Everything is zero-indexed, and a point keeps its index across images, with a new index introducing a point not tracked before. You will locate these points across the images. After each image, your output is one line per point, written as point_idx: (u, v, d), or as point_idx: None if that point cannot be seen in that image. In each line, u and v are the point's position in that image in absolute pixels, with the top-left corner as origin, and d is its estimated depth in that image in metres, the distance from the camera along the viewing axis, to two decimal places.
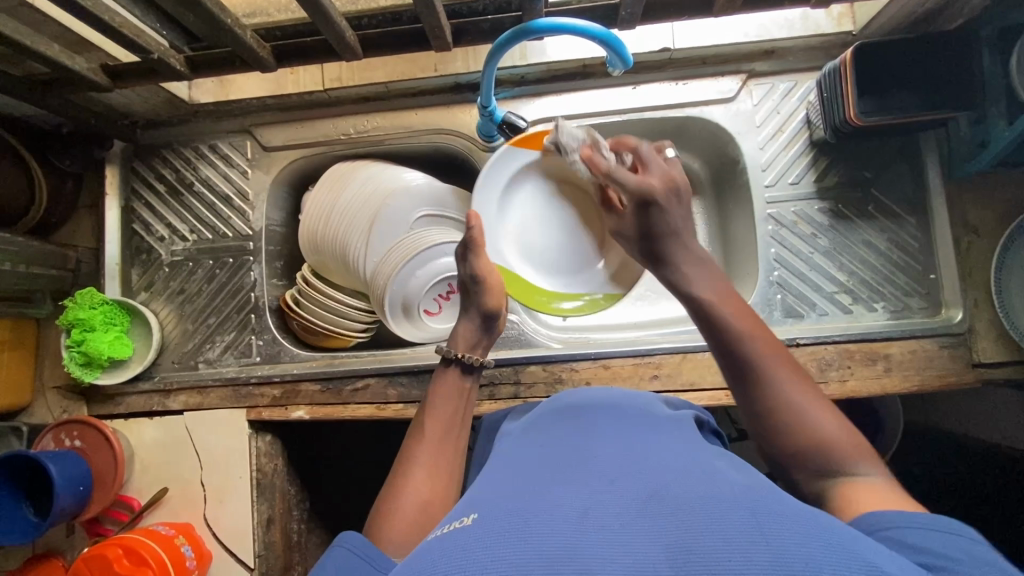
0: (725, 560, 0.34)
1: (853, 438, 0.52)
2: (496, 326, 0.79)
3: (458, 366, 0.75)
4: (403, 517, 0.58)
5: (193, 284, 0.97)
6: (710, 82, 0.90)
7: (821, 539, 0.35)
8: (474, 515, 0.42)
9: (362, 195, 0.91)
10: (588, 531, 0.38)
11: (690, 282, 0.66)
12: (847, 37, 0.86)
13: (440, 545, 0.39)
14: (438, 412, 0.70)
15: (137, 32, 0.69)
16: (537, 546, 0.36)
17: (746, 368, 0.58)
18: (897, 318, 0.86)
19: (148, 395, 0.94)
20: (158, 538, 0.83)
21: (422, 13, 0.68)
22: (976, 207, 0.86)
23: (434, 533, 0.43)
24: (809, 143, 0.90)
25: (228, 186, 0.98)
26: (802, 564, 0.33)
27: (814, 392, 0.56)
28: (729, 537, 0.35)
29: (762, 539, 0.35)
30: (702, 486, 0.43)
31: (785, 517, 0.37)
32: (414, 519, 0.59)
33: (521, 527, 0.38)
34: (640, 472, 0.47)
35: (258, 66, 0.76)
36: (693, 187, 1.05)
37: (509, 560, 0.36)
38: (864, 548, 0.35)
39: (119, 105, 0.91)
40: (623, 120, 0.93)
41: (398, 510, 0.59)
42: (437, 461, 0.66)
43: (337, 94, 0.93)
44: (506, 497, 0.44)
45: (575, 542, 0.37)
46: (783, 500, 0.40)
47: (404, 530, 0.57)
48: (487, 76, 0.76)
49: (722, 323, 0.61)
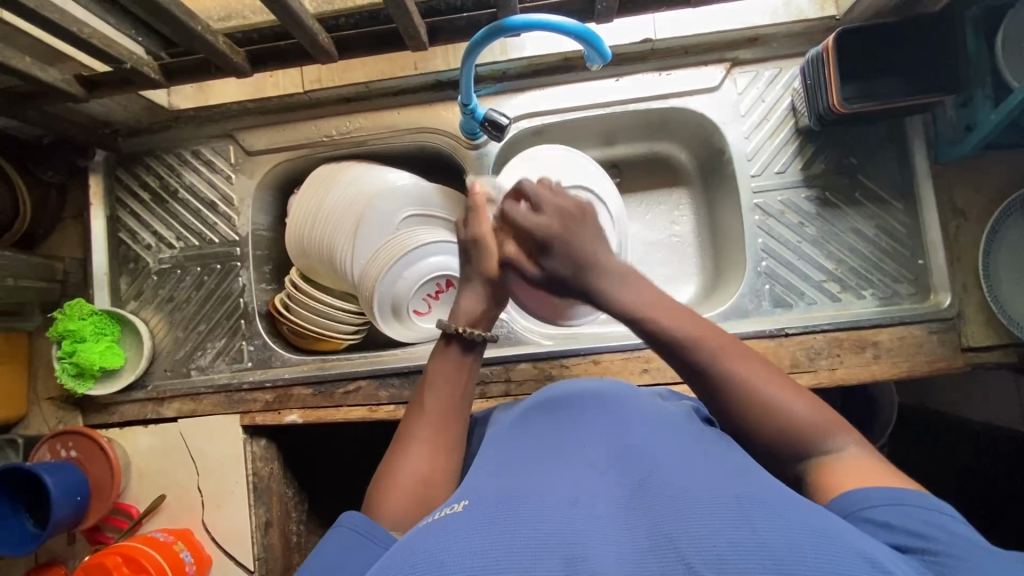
0: (712, 546, 0.34)
1: (825, 416, 0.51)
2: (498, 295, 0.71)
3: (459, 343, 0.69)
4: (401, 493, 0.58)
5: (182, 291, 0.97)
6: (694, 72, 0.89)
7: (803, 521, 0.36)
8: (465, 502, 0.42)
9: (347, 197, 0.91)
10: (580, 519, 0.38)
11: (622, 291, 0.60)
12: (831, 22, 0.85)
13: (429, 532, 0.39)
14: (437, 389, 0.67)
15: (109, 42, 0.69)
16: (527, 537, 0.36)
17: (707, 373, 0.55)
18: (885, 305, 0.86)
19: (142, 404, 0.95)
20: (156, 545, 0.84)
21: (395, 14, 0.67)
22: (964, 191, 0.85)
23: (425, 520, 0.43)
24: (795, 130, 0.89)
25: (212, 192, 0.97)
26: (786, 550, 0.33)
27: (786, 382, 0.53)
28: (716, 524, 0.35)
29: (747, 525, 0.35)
30: (691, 472, 0.43)
31: (769, 505, 0.37)
32: (411, 495, 0.58)
33: (509, 513, 0.39)
34: (628, 459, 0.47)
35: (233, 72, 0.76)
36: (681, 177, 1.04)
37: (501, 543, 0.36)
38: (847, 533, 0.36)
39: (99, 114, 0.90)
40: (607, 112, 0.92)
41: (395, 487, 0.58)
42: (433, 439, 0.64)
43: (317, 96, 0.93)
44: (493, 485, 0.44)
45: (564, 531, 0.37)
46: (772, 486, 0.41)
47: (402, 506, 0.57)
48: (465, 74, 0.75)
49: (671, 334, 0.57)
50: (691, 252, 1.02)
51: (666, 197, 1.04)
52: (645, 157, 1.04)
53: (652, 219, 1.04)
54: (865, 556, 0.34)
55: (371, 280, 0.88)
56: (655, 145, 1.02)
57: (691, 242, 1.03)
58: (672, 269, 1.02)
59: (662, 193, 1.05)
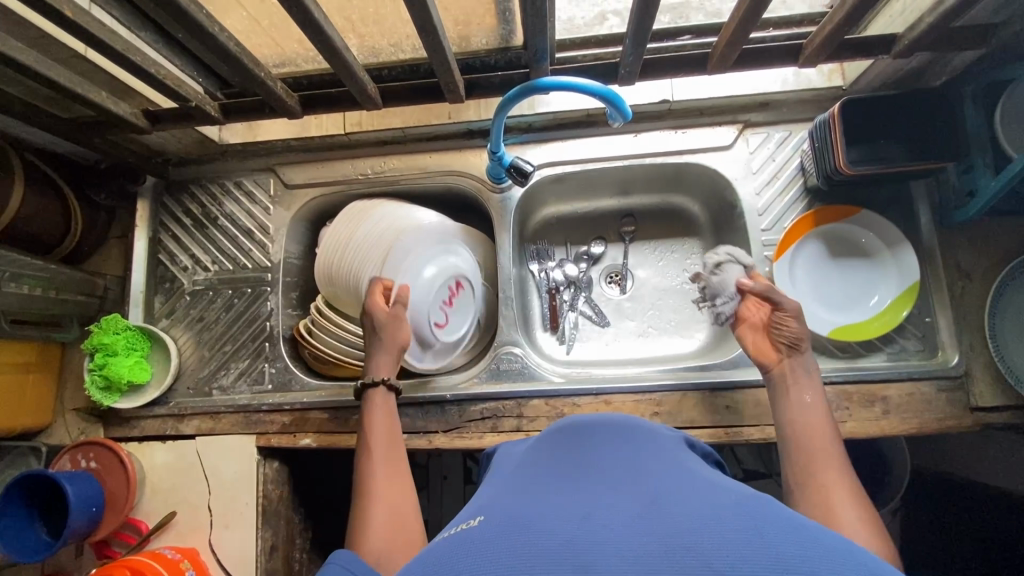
0: (722, 558, 0.36)
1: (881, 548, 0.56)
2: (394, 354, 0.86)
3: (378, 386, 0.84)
4: (379, 528, 0.67)
5: (212, 312, 1.02)
6: (709, 132, 0.95)
7: (809, 540, 0.37)
8: (480, 518, 0.45)
9: (377, 228, 0.95)
10: (595, 528, 0.40)
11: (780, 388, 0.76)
12: (838, 92, 0.92)
13: (448, 547, 0.41)
14: (380, 433, 0.79)
15: (178, 83, 0.76)
16: (544, 544, 0.38)
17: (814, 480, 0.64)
18: (895, 360, 0.88)
19: (163, 419, 0.97)
20: (163, 560, 0.84)
21: (438, 70, 0.75)
22: (969, 254, 0.89)
23: (441, 534, 0.45)
24: (804, 189, 0.94)
25: (250, 221, 1.03)
26: (795, 565, 0.35)
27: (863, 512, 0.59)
28: (725, 539, 0.37)
29: (758, 542, 0.37)
30: (702, 494, 0.45)
31: (777, 522, 0.39)
32: (388, 530, 0.67)
33: (523, 531, 0.40)
34: (640, 480, 0.49)
35: (285, 112, 0.83)
36: (694, 228, 1.08)
37: (518, 556, 0.38)
38: (852, 551, 0.37)
39: (155, 145, 0.98)
40: (626, 165, 0.97)
41: (371, 523, 0.68)
42: (397, 482, 0.73)
43: (357, 138, 1.00)
44: (508, 503, 0.46)
45: (579, 539, 0.39)
46: (780, 508, 0.42)
47: (382, 536, 0.66)
48: (495, 125, 0.82)
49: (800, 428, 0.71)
50: None
51: (680, 245, 1.08)
52: (660, 208, 1.09)
53: (665, 267, 1.08)
54: (864, 569, 0.35)
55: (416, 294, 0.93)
56: (669, 197, 1.07)
57: None
58: (684, 315, 1.05)
59: (675, 242, 1.09)
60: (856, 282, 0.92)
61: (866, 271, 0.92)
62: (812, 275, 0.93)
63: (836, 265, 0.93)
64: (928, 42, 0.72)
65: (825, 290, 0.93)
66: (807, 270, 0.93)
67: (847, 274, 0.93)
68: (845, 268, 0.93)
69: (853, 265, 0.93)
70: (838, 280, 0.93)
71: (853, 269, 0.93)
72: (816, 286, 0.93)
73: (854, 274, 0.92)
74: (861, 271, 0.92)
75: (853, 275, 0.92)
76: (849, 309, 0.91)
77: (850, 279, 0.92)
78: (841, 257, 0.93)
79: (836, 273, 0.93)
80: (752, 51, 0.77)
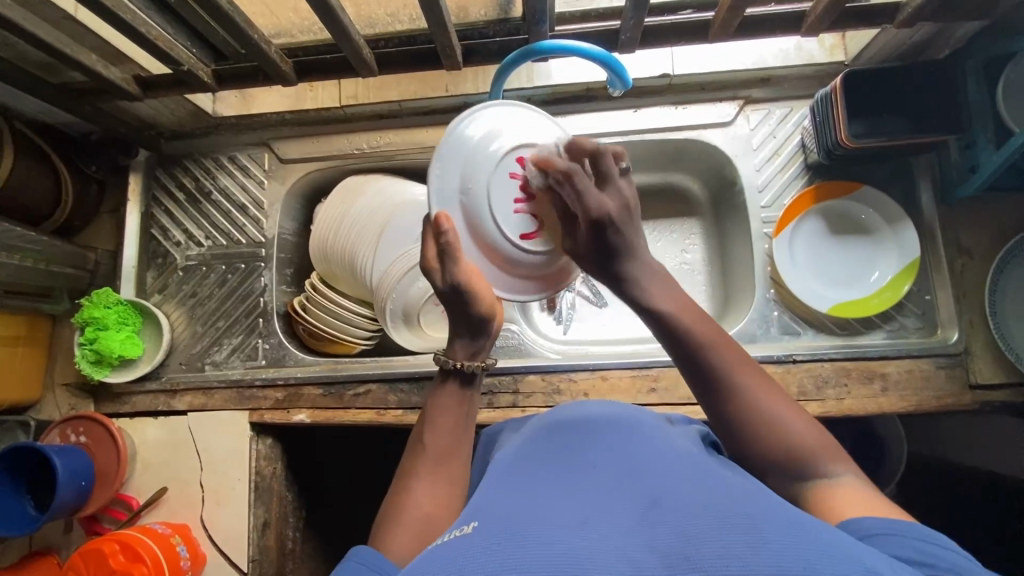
0: (722, 564, 0.34)
1: (823, 442, 0.51)
2: (492, 329, 0.69)
3: (457, 380, 0.69)
4: (409, 527, 0.57)
5: (205, 288, 1.00)
6: (710, 107, 0.94)
7: (813, 540, 0.36)
8: (475, 524, 0.42)
9: (372, 205, 0.94)
10: (592, 536, 0.39)
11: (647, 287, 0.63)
12: (840, 67, 0.91)
13: (436, 553, 0.39)
14: (440, 426, 0.66)
15: (170, 45, 0.75)
16: (537, 552, 0.36)
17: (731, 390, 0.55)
18: (893, 338, 0.87)
19: (154, 395, 0.96)
20: (154, 535, 0.83)
21: (435, 34, 0.73)
22: (970, 231, 0.88)
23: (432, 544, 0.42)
24: (804, 166, 0.93)
25: (244, 195, 1.02)
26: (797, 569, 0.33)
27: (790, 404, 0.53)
28: (725, 542, 0.35)
29: (759, 542, 0.35)
30: (703, 494, 0.43)
31: (781, 522, 0.37)
32: (415, 531, 0.56)
33: (516, 537, 0.38)
34: (640, 482, 0.47)
35: (279, 79, 0.82)
36: (693, 208, 1.07)
37: (509, 564, 0.36)
38: (859, 552, 0.35)
39: (147, 116, 0.96)
40: (625, 141, 0.96)
41: (403, 520, 0.58)
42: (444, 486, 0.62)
43: (352, 111, 0.99)
44: (500, 506, 0.44)
45: (574, 548, 0.37)
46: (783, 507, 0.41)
47: (407, 541, 0.55)
48: (493, 95, 0.80)
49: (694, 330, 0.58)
50: (701, 280, 1.05)
51: (679, 225, 1.07)
52: (659, 187, 1.07)
53: (663, 246, 1.07)
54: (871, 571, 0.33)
55: (481, 196, 0.64)
56: (669, 176, 1.06)
57: (702, 270, 1.05)
58: None
59: (674, 221, 1.08)
60: (857, 262, 0.91)
61: (870, 250, 0.91)
62: (813, 252, 0.92)
63: (839, 244, 0.92)
64: (931, 12, 0.71)
65: (824, 270, 0.92)
66: (812, 246, 0.92)
67: (847, 255, 0.92)
68: (848, 247, 0.92)
69: (857, 245, 0.92)
70: (842, 260, 0.92)
71: (856, 248, 0.92)
72: (819, 263, 0.92)
73: (855, 253, 0.91)
74: (865, 250, 0.91)
75: (858, 256, 0.91)
76: (851, 288, 0.90)
77: (854, 260, 0.91)
78: (843, 235, 0.92)
79: (841, 252, 0.92)
80: (755, 18, 0.76)
